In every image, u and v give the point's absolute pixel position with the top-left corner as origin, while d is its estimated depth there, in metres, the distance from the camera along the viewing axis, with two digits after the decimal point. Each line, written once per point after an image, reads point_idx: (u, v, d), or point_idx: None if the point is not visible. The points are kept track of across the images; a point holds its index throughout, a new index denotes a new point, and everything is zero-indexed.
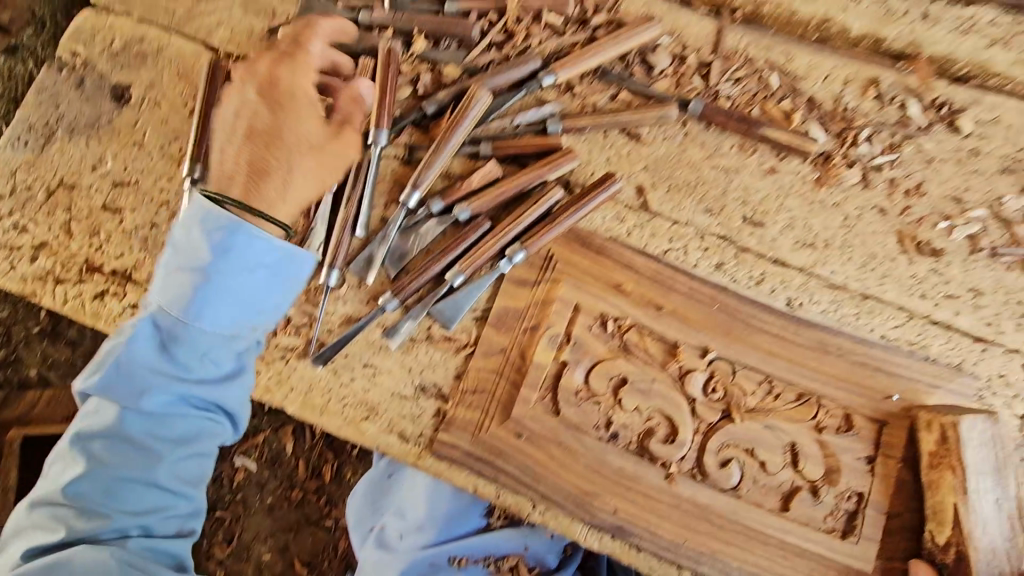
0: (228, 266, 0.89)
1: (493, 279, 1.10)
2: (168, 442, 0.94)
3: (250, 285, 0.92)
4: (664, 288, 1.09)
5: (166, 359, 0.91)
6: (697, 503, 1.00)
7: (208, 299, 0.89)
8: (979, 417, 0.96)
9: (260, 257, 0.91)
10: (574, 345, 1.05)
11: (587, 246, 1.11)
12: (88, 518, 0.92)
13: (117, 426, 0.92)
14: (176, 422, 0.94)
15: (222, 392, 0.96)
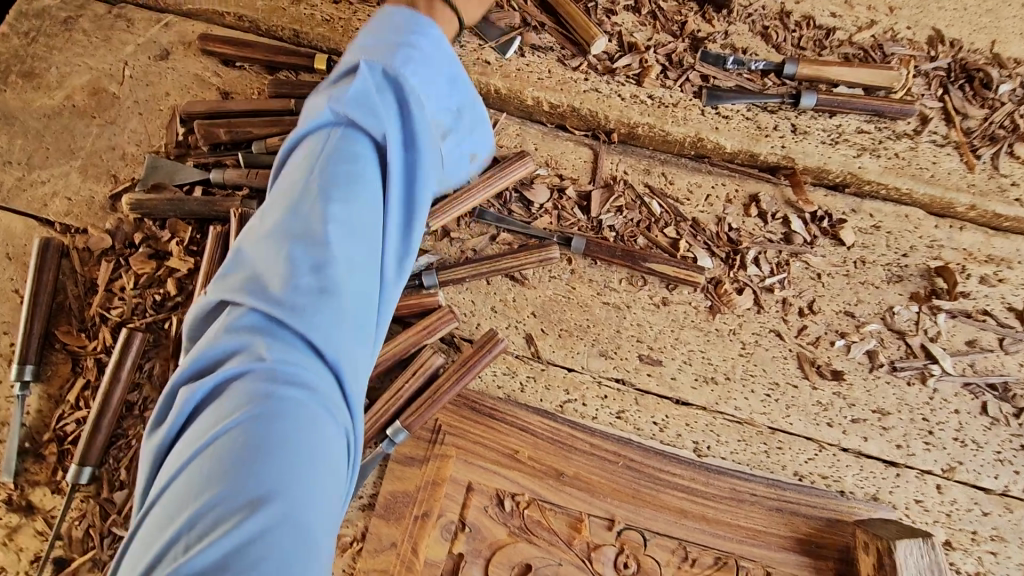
0: (377, 121, 0.76)
1: (376, 463, 0.98)
2: (334, 295, 0.68)
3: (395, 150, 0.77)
4: (563, 450, 1.00)
5: (355, 183, 0.73)
6: None
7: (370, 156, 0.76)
8: (917, 539, 0.90)
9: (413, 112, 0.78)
10: (469, 533, 0.95)
11: (477, 411, 1.02)
12: (222, 478, 0.58)
13: (248, 361, 0.64)
14: (362, 258, 0.71)
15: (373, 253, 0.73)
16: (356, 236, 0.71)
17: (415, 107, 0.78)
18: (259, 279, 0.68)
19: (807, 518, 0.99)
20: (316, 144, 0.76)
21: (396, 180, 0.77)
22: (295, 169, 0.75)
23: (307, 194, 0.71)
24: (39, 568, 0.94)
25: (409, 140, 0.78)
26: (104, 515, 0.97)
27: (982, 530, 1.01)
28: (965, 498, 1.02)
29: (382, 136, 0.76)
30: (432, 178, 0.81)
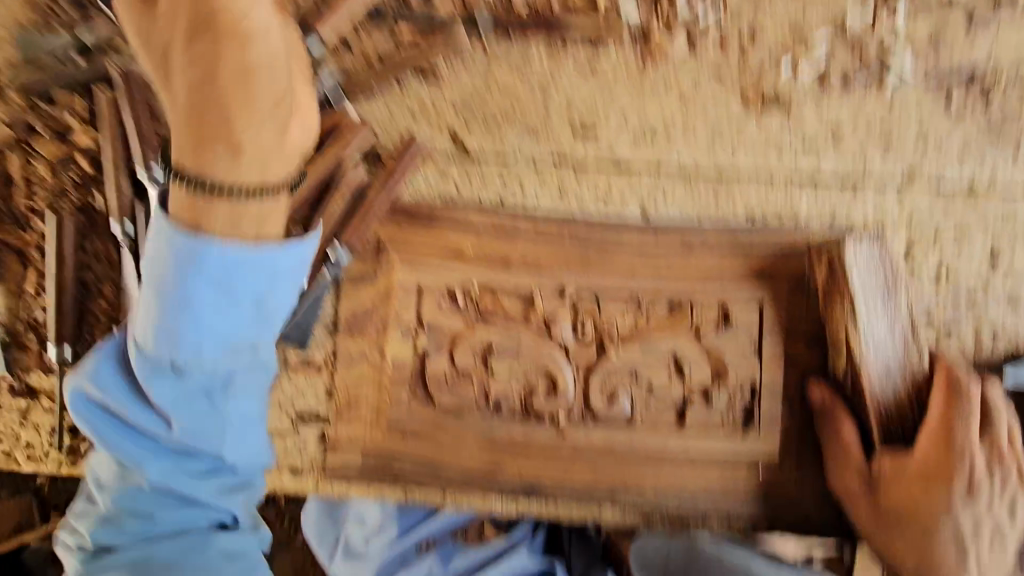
0: (178, 317, 0.80)
1: (329, 287, 1.01)
2: (186, 443, 0.88)
3: (207, 304, 0.80)
4: (506, 238, 0.99)
5: (173, 386, 0.85)
6: (597, 443, 0.97)
7: (178, 311, 0.80)
8: (863, 240, 0.90)
9: (192, 294, 0.79)
10: (428, 331, 0.98)
11: (414, 219, 1.00)
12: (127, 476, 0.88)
13: (97, 389, 0.86)
14: (190, 403, 0.86)
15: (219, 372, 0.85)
16: (185, 413, 0.86)
17: (238, 299, 0.81)
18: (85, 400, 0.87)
19: (759, 252, 0.97)
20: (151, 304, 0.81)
21: (215, 349, 0.83)
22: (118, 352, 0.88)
23: (158, 390, 0.85)
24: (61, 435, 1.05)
25: (223, 295, 0.80)
26: None
27: (944, 228, 0.98)
28: (925, 201, 0.98)
29: (200, 345, 0.81)
30: (260, 344, 0.87)
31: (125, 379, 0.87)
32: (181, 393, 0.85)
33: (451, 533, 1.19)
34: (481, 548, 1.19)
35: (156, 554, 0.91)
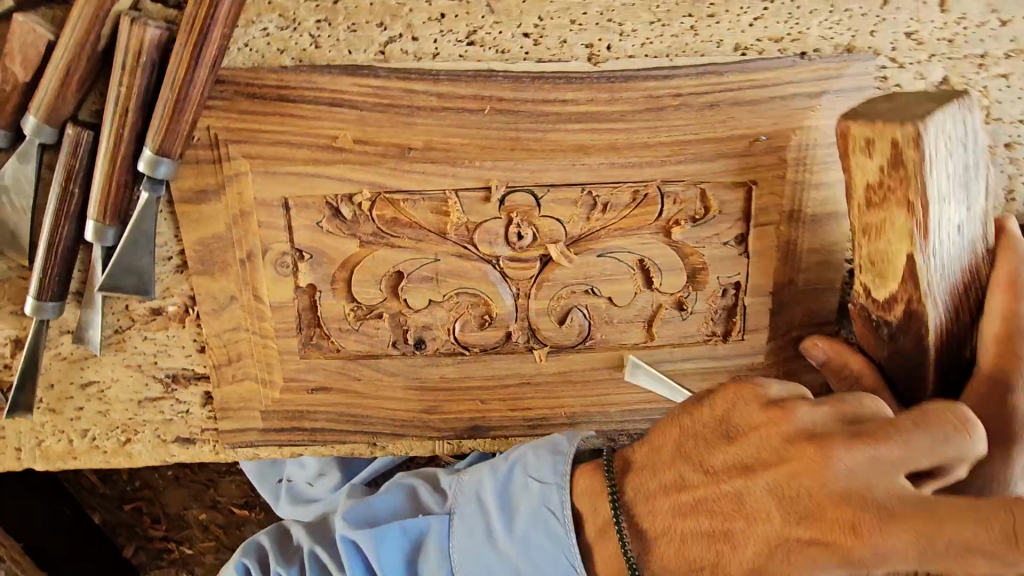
0: (499, 549, 0.72)
1: (158, 208, 0.71)
2: (468, 544, 0.74)
3: (502, 542, 0.72)
4: (401, 117, 0.69)
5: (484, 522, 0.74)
6: (552, 373, 0.78)
7: (503, 560, 0.73)
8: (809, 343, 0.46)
9: (525, 533, 0.71)
10: (311, 258, 0.71)
11: (259, 102, 0.68)
12: (439, 554, 0.75)
13: (426, 543, 0.76)
14: (478, 521, 0.74)
15: (478, 529, 0.74)
16: (452, 560, 0.74)
17: (554, 530, 0.70)
18: (422, 531, 0.77)
19: (748, 110, 0.70)
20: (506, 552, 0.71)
21: (511, 552, 0.72)
22: (459, 532, 0.74)
23: (462, 527, 0.74)
24: None
25: (543, 533, 0.71)
26: None
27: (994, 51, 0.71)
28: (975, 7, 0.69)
29: (529, 557, 0.71)
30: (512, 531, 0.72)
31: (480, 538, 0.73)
32: (546, 537, 0.71)
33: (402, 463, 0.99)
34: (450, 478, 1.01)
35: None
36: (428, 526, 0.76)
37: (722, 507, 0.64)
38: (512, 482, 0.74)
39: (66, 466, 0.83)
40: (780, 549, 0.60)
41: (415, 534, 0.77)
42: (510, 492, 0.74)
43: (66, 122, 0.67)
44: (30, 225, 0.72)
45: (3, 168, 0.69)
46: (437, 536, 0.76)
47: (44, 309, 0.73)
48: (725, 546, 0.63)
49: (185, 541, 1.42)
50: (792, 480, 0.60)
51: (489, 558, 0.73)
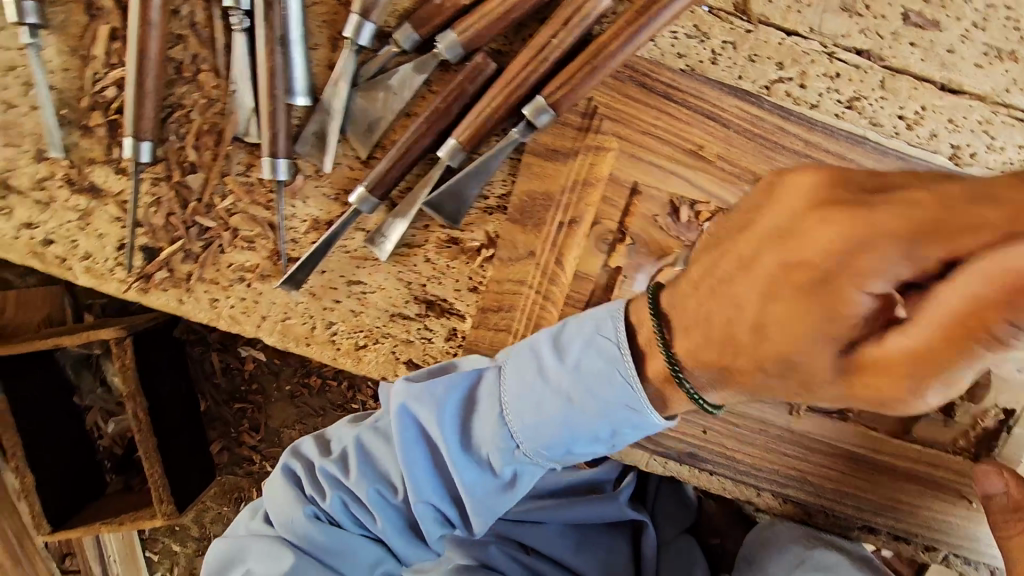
0: (544, 414, 0.67)
1: (509, 152, 0.75)
2: (512, 429, 0.69)
3: (533, 407, 0.67)
4: (765, 149, 0.72)
5: (537, 391, 0.67)
6: (791, 429, 0.80)
7: (559, 424, 0.67)
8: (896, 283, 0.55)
9: (600, 394, 0.65)
10: (631, 245, 0.75)
11: (647, 91, 0.72)
12: (498, 430, 0.70)
13: (442, 417, 0.72)
14: (533, 398, 0.68)
15: (533, 409, 0.67)
16: (503, 438, 0.70)
17: (627, 397, 0.64)
18: (451, 400, 0.72)
19: None
20: (559, 402, 0.66)
21: (584, 414, 0.66)
22: (519, 389, 0.68)
23: (510, 407, 0.69)
24: (127, 255, 0.84)
25: (573, 409, 0.66)
26: (183, 203, 0.82)
27: None
28: None
29: (592, 415, 0.66)
30: (594, 398, 0.65)
31: (501, 404, 0.70)
32: (609, 395, 0.65)
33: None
34: (569, 473, 1.10)
35: (447, 445, 0.71)
36: (454, 400, 0.72)
37: (728, 303, 0.58)
38: (569, 326, 0.68)
39: (295, 349, 0.86)
40: (829, 340, 0.53)
41: (459, 414, 0.72)
42: (562, 335, 0.68)
43: (476, 51, 0.72)
44: (387, 123, 0.77)
45: (394, 69, 0.74)
46: (499, 414, 0.70)
47: (366, 201, 0.77)
48: (752, 337, 0.57)
49: (271, 455, 1.43)
50: (832, 312, 0.52)
51: (534, 425, 0.68)
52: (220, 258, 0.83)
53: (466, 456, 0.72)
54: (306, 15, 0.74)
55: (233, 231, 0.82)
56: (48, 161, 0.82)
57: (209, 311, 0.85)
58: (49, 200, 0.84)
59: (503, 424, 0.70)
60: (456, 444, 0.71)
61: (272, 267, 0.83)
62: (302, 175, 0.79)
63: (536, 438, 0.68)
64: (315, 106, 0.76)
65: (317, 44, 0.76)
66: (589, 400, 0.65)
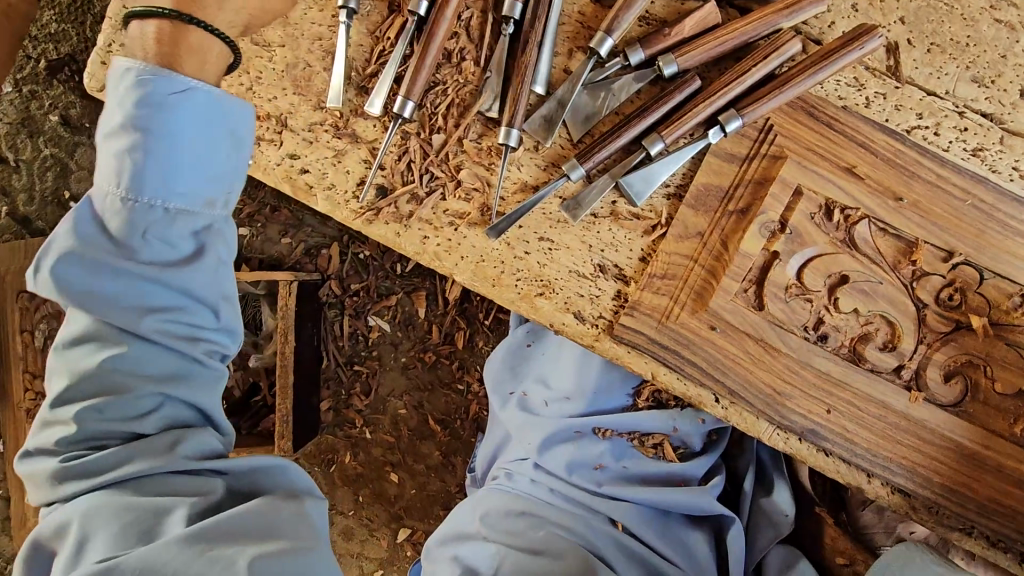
0: (167, 151, 0.81)
1: (696, 151, 0.95)
2: (166, 204, 0.82)
3: (192, 152, 0.83)
4: (904, 175, 0.91)
5: (162, 150, 0.81)
6: (910, 419, 0.91)
7: (181, 162, 0.82)
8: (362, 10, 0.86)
9: (190, 109, 0.82)
10: (789, 235, 0.92)
11: (815, 118, 0.93)
12: (122, 222, 0.81)
13: (82, 240, 0.80)
14: (161, 155, 0.81)
15: (172, 179, 0.81)
16: (159, 245, 0.82)
17: (211, 130, 0.84)
18: (86, 227, 0.81)
19: None
20: (136, 140, 0.80)
21: (176, 156, 0.81)
22: (148, 161, 0.80)
23: (144, 213, 0.81)
24: (364, 190, 1.04)
25: (164, 140, 0.81)
26: (423, 155, 1.03)
27: None
28: None
29: (207, 156, 0.84)
30: (191, 143, 0.83)
31: (119, 198, 0.81)
32: (162, 114, 0.80)
33: (629, 431, 1.16)
34: (657, 465, 1.16)
35: (144, 254, 0.82)
36: (90, 214, 0.82)
37: None
38: (125, 98, 0.80)
39: (482, 288, 1.02)
40: None
41: (116, 235, 0.81)
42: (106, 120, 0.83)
43: (688, 71, 0.95)
44: (601, 117, 0.98)
45: (618, 77, 0.96)
46: (112, 205, 0.81)
47: (575, 171, 0.96)
48: None
49: (371, 423, 1.54)
50: None
51: (174, 181, 0.81)
52: (439, 204, 1.03)
53: (133, 249, 0.81)
54: (557, 31, 0.99)
55: (457, 182, 1.02)
56: (324, 110, 1.05)
57: (418, 245, 1.03)
58: (314, 139, 1.06)
59: (162, 207, 0.82)
60: (105, 254, 0.81)
61: (481, 217, 1.02)
62: (524, 147, 1.00)
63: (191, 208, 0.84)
64: (548, 96, 0.99)
65: (558, 53, 1.00)
66: (177, 147, 0.82)
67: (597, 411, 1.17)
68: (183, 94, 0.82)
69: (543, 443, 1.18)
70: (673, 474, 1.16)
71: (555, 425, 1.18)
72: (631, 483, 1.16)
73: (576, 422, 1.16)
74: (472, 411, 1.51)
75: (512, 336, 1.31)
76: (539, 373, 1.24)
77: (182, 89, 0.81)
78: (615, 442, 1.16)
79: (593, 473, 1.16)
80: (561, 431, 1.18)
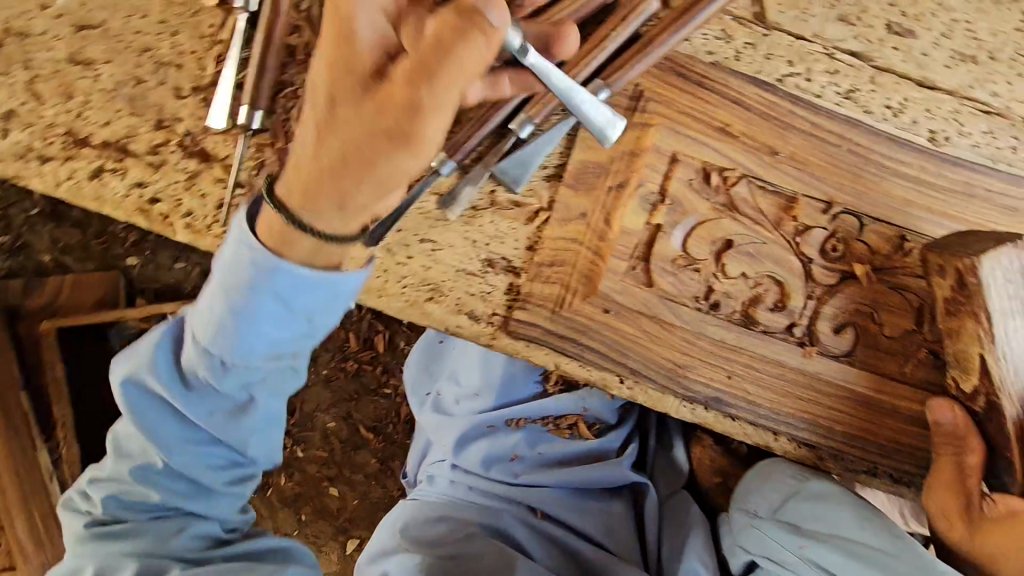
0: (251, 321, 0.73)
1: (567, 128, 0.89)
2: (214, 368, 0.77)
3: (274, 320, 0.73)
4: (779, 129, 0.87)
5: (270, 323, 0.73)
6: (807, 373, 0.91)
7: (247, 330, 0.73)
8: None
9: (297, 292, 0.71)
10: (670, 207, 0.88)
11: (684, 79, 0.87)
12: (204, 373, 0.78)
13: (145, 377, 0.81)
14: (245, 326, 0.73)
15: (243, 345, 0.74)
16: (200, 400, 0.81)
17: (292, 305, 0.73)
18: (199, 367, 0.79)
19: None
20: (220, 309, 0.73)
21: (276, 325, 0.74)
22: (229, 329, 0.73)
23: (220, 367, 0.77)
24: (225, 212, 0.96)
25: (242, 310, 0.72)
26: (282, 167, 0.94)
27: None
28: None
29: (285, 331, 0.75)
30: (275, 311, 0.72)
31: (197, 351, 0.77)
32: (263, 277, 0.70)
33: (541, 417, 1.15)
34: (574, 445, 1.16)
35: (186, 407, 0.81)
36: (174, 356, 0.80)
37: None
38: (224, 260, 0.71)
39: (368, 300, 0.97)
40: None
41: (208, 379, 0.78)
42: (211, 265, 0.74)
43: None
44: (464, 102, 0.91)
45: None
46: (200, 357, 0.77)
47: (445, 165, 0.89)
48: None
49: (302, 440, 1.49)
50: None
51: (252, 341, 0.74)
52: None
53: (189, 388, 0.81)
54: None
55: None
56: (165, 129, 0.95)
57: None
58: (161, 163, 0.96)
59: (209, 370, 0.78)
60: (161, 401, 0.82)
61: None
62: None
63: (224, 378, 0.78)
64: None
65: None
66: (273, 312, 0.73)
67: (507, 403, 1.15)
68: (255, 268, 0.69)
69: (458, 442, 1.17)
70: (588, 451, 1.16)
71: (468, 422, 1.16)
72: (548, 467, 1.15)
73: (487, 416, 1.15)
74: (404, 412, 1.48)
75: (424, 340, 1.30)
76: (450, 370, 1.23)
77: (280, 274, 0.69)
78: (528, 429, 1.15)
79: (510, 465, 1.15)
80: (472, 428, 1.17)
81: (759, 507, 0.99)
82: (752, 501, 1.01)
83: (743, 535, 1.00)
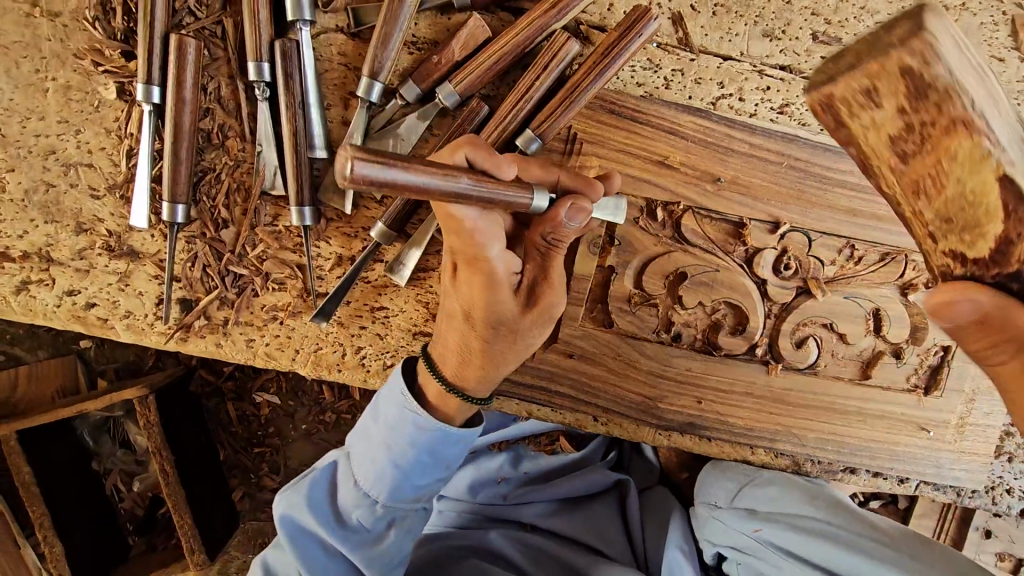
0: (405, 468, 0.83)
1: None
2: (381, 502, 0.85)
3: (406, 472, 0.83)
4: (718, 154, 0.86)
5: (394, 473, 0.83)
6: (774, 389, 0.92)
7: (403, 475, 0.83)
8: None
9: (428, 443, 0.82)
10: (619, 247, 0.87)
11: (617, 116, 0.85)
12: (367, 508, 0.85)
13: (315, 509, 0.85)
14: (417, 467, 0.83)
15: (401, 484, 0.84)
16: (350, 536, 0.85)
17: (435, 455, 0.84)
18: (306, 514, 0.85)
19: None
20: (397, 448, 0.82)
21: (388, 477, 0.83)
22: (376, 475, 0.83)
23: (372, 505, 0.85)
24: (165, 308, 0.92)
25: (401, 458, 0.82)
26: (217, 255, 0.90)
27: None
28: None
29: (393, 486, 0.84)
30: (430, 459, 0.84)
31: (364, 492, 0.85)
32: (423, 433, 0.81)
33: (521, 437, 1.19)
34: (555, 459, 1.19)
35: (344, 545, 0.85)
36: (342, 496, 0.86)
37: None
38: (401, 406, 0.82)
39: (330, 375, 0.95)
40: None
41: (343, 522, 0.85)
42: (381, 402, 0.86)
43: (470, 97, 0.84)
44: None
45: (400, 120, 0.85)
46: (364, 500, 0.85)
47: (386, 235, 0.86)
48: None
49: None
50: None
51: (405, 488, 0.84)
52: (254, 301, 0.92)
53: (341, 525, 0.86)
54: (322, 81, 0.86)
55: (264, 275, 0.91)
56: (88, 232, 0.90)
57: (247, 350, 0.94)
58: (90, 267, 0.91)
59: (362, 508, 0.85)
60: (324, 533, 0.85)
61: (304, 303, 0.92)
62: (325, 218, 0.90)
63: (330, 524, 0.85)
64: (332, 157, 0.87)
65: (331, 104, 0.87)
66: (436, 454, 0.84)
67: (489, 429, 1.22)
68: (425, 428, 0.81)
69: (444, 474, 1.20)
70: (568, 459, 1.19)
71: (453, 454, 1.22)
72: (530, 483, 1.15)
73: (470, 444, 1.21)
74: None
75: None
76: None
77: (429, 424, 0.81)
78: (511, 447, 1.21)
79: (496, 488, 1.15)
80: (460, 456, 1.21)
81: (718, 499, 0.99)
82: (711, 494, 1.00)
83: (709, 529, 0.99)
